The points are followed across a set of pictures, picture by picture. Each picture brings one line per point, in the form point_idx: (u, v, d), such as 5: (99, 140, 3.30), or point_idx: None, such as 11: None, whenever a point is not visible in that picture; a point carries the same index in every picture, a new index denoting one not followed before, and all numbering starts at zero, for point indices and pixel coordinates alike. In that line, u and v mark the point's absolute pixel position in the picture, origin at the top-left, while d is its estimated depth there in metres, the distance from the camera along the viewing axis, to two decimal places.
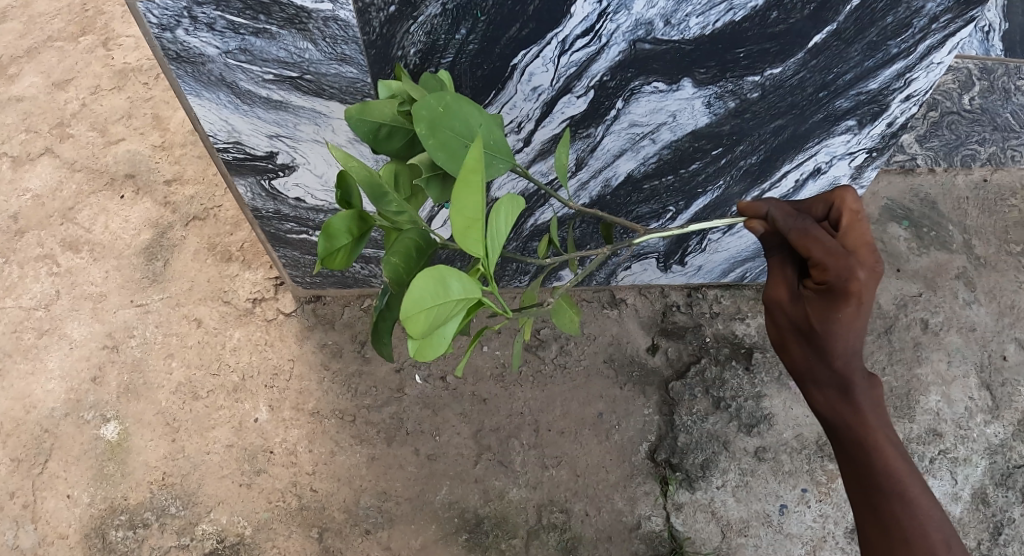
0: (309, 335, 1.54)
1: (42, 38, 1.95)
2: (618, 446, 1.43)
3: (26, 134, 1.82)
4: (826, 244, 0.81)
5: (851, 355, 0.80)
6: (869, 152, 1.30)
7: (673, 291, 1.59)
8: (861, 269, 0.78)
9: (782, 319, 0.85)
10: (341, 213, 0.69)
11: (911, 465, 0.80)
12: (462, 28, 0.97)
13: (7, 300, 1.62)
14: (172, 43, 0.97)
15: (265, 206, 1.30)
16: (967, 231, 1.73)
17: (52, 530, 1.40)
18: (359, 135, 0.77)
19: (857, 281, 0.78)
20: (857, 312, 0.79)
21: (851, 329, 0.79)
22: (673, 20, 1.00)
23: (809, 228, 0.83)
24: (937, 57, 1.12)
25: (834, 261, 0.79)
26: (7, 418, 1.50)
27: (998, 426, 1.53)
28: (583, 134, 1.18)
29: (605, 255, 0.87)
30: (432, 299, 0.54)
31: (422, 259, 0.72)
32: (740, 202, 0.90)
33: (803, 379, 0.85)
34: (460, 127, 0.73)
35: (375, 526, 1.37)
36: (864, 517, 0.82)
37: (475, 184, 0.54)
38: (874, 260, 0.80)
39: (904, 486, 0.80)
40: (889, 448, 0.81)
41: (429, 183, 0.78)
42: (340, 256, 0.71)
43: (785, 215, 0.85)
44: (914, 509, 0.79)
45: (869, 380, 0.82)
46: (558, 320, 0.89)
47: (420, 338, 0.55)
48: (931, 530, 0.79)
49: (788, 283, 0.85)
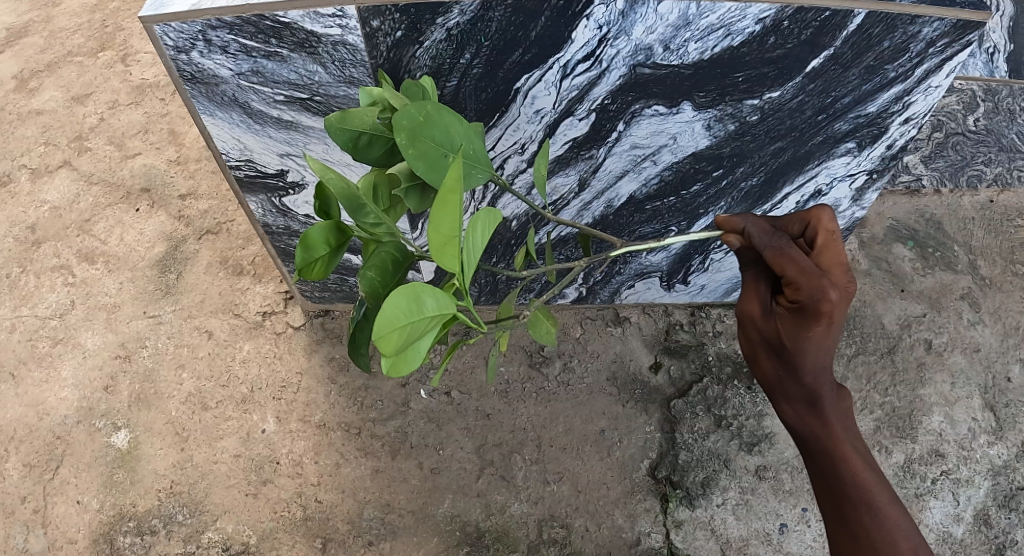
0: (317, 348, 1.57)
1: (63, 54, 2.01)
2: (620, 463, 1.44)
3: (44, 147, 1.87)
4: (800, 264, 0.82)
5: (820, 371, 0.85)
6: (870, 174, 1.32)
7: (676, 309, 1.61)
8: (833, 288, 0.79)
9: (750, 334, 0.90)
10: (318, 224, 0.70)
11: (879, 476, 0.86)
12: (466, 53, 1.00)
13: (24, 308, 1.66)
14: (186, 65, 1.01)
15: (275, 222, 1.33)
16: (973, 251, 1.73)
17: (62, 534, 1.42)
18: (339, 144, 0.76)
19: (829, 301, 0.79)
20: (828, 331, 0.81)
21: (822, 347, 0.82)
22: (672, 45, 1.02)
23: (785, 247, 0.85)
24: (935, 80, 1.13)
25: (806, 280, 0.81)
26: (22, 424, 1.53)
27: (1001, 447, 1.52)
28: (585, 156, 1.20)
29: (582, 267, 0.91)
30: (406, 315, 0.56)
31: (399, 271, 0.73)
32: (718, 216, 0.93)
33: (774, 392, 0.91)
34: (440, 137, 0.74)
35: (378, 538, 1.39)
36: (836, 526, 0.88)
37: (454, 203, 0.56)
38: (848, 280, 0.82)
39: (871, 497, 0.85)
40: (856, 460, 0.87)
41: (408, 193, 0.81)
42: (317, 267, 0.72)
43: (761, 232, 0.88)
44: (882, 519, 0.85)
45: (838, 393, 0.89)
46: (534, 331, 0.89)
47: (392, 354, 0.57)
48: (900, 539, 0.84)
49: (761, 298, 0.88)
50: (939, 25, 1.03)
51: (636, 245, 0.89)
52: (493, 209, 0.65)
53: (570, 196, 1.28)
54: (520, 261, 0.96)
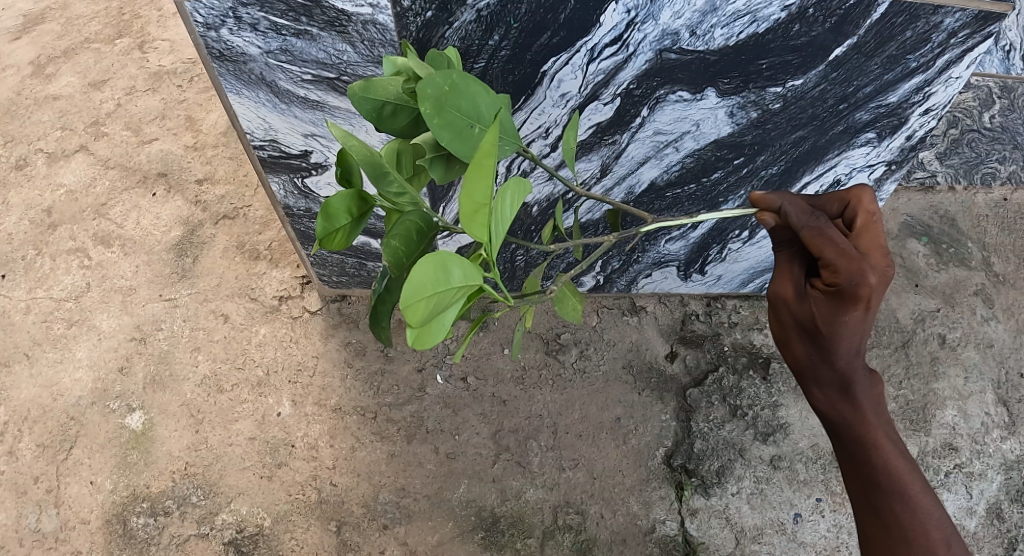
0: (333, 333, 1.57)
1: (80, 40, 2.01)
2: (635, 450, 1.45)
3: (61, 131, 1.87)
4: (838, 245, 0.81)
5: (853, 357, 0.86)
6: (888, 165, 1.32)
7: (692, 300, 1.62)
8: (872, 272, 0.80)
9: (781, 318, 0.90)
10: (340, 194, 0.69)
11: (911, 464, 0.89)
12: (495, 35, 1.00)
13: (39, 290, 1.66)
14: (215, 42, 1.01)
15: (296, 204, 1.34)
16: (986, 248, 1.74)
17: (74, 515, 1.42)
18: (363, 114, 0.76)
19: (868, 286, 0.79)
20: (864, 315, 0.82)
21: (856, 331, 0.83)
22: (698, 31, 1.03)
23: (823, 227, 0.84)
24: (956, 71, 1.14)
25: (845, 264, 0.80)
26: (35, 404, 1.53)
27: (1014, 442, 1.53)
28: (608, 141, 1.20)
29: (611, 243, 0.90)
30: (432, 283, 0.54)
31: (423, 241, 0.72)
32: (754, 193, 0.90)
33: (806, 377, 0.91)
34: (467, 107, 0.73)
35: (393, 522, 1.39)
36: (866, 513, 0.91)
37: (486, 169, 0.54)
38: (886, 264, 0.82)
39: (903, 485, 0.88)
40: (888, 446, 0.89)
41: (433, 162, 0.80)
42: (339, 237, 0.72)
43: (799, 211, 0.86)
44: (913, 507, 0.87)
45: (870, 379, 0.89)
46: (560, 308, 0.91)
47: (418, 327, 0.55)
48: (931, 528, 0.87)
49: (795, 280, 0.88)
50: (961, 16, 1.03)
51: (665, 221, 0.88)
52: (521, 179, 0.64)
53: (592, 181, 1.28)
54: (548, 234, 0.97)
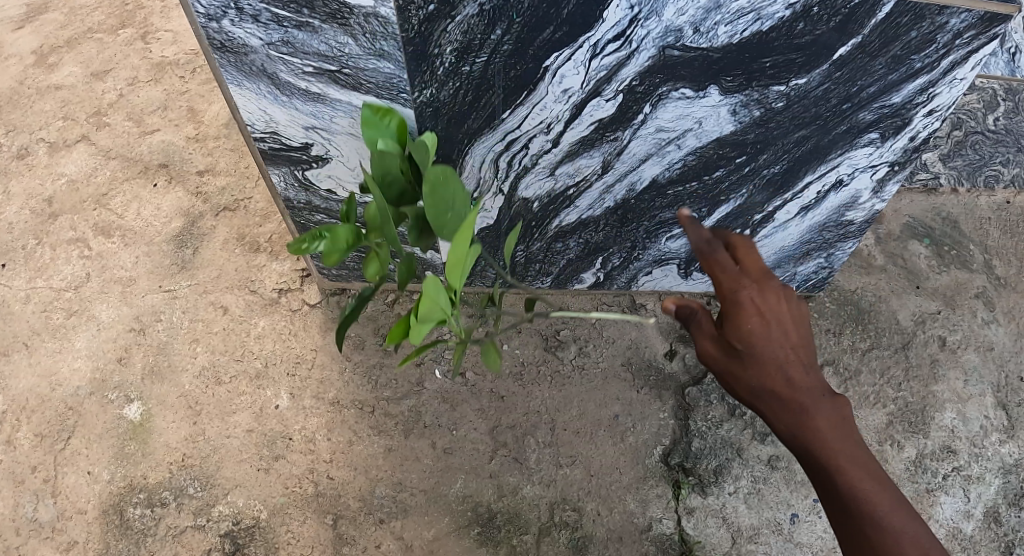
0: (332, 326, 1.57)
1: (83, 30, 2.01)
2: (633, 448, 1.45)
3: (63, 121, 1.87)
4: (723, 264, 0.89)
5: (788, 386, 0.85)
6: (892, 166, 1.30)
7: (692, 298, 1.64)
8: (750, 289, 0.87)
9: (727, 338, 0.88)
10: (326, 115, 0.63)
11: (880, 484, 0.83)
12: (497, 29, 1.00)
13: (39, 279, 1.66)
14: (217, 33, 1.00)
15: (297, 197, 1.33)
16: (988, 251, 1.73)
17: (71, 504, 1.42)
18: None
19: (746, 302, 0.86)
20: (767, 340, 0.86)
21: (773, 361, 0.86)
22: (702, 28, 1.02)
23: (713, 252, 0.90)
24: (961, 72, 1.13)
25: (728, 281, 0.88)
26: (34, 394, 1.53)
27: (1013, 446, 1.51)
28: (610, 138, 1.20)
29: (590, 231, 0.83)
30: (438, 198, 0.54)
31: None
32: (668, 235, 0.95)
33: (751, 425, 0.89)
34: None
35: (389, 516, 1.38)
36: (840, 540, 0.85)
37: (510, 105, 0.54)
38: (780, 292, 0.89)
39: (873, 505, 0.82)
40: (854, 471, 0.83)
41: None
42: None
43: (698, 239, 0.91)
44: (885, 526, 0.81)
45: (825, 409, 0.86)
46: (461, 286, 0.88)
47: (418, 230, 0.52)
48: (907, 546, 0.81)
49: (706, 330, 0.92)
50: (967, 16, 1.02)
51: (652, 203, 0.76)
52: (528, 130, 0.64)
53: (593, 177, 1.28)
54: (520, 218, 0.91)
